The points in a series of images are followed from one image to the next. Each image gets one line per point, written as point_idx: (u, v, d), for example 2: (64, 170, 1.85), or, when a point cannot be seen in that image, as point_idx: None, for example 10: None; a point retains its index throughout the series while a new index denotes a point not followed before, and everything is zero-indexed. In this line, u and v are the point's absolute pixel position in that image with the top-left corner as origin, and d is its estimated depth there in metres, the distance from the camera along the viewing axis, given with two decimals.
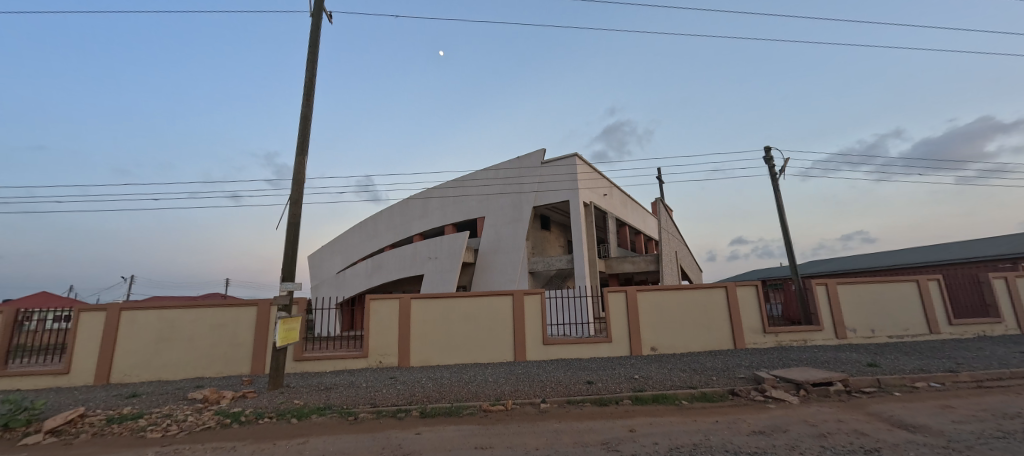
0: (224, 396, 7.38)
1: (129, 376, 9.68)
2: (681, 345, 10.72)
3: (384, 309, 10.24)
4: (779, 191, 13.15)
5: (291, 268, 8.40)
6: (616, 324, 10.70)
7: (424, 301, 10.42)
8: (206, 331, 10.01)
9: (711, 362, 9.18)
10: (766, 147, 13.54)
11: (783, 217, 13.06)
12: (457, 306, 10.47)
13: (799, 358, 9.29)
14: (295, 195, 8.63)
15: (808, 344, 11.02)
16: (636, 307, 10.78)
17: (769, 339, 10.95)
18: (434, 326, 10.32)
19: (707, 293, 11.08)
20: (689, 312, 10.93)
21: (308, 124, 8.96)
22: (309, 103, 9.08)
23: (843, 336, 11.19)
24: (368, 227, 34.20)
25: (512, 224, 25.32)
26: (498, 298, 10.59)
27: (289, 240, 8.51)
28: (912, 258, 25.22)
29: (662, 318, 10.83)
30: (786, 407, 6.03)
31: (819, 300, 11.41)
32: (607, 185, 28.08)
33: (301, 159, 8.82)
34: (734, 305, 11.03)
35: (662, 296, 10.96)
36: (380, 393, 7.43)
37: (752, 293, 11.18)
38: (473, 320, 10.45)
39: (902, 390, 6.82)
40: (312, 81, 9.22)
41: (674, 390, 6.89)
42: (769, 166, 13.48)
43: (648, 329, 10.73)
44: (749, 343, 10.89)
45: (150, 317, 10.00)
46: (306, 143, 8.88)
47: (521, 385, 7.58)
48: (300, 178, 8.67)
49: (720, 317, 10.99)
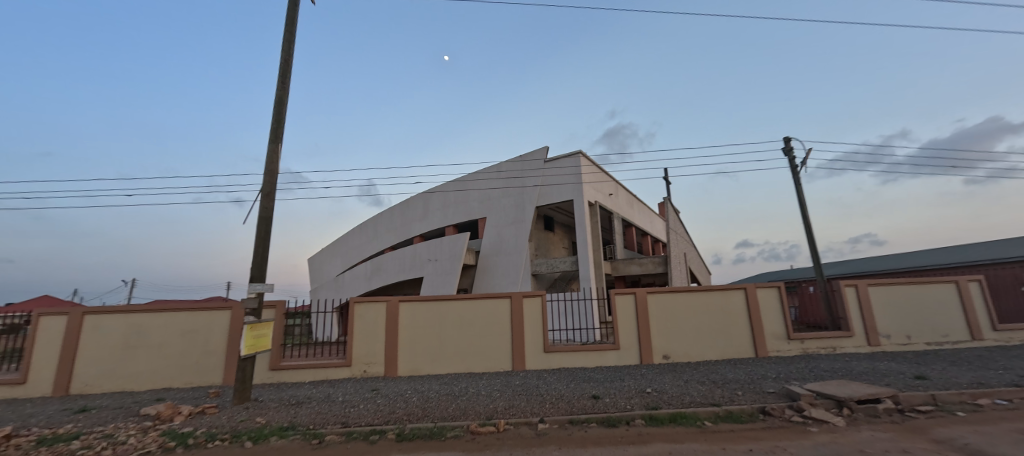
0: (179, 412, 6.51)
1: (91, 386, 8.83)
2: (696, 352, 9.72)
3: (369, 313, 9.36)
4: (801, 186, 12.15)
5: (262, 267, 7.53)
6: (624, 330, 9.72)
7: (413, 304, 9.53)
8: (175, 337, 9.13)
9: (733, 373, 8.16)
10: (786, 138, 12.52)
11: (806, 212, 12.05)
12: (449, 310, 9.56)
13: (832, 369, 8.25)
14: (266, 187, 7.77)
15: (837, 352, 9.99)
16: (646, 310, 9.80)
17: (794, 347, 9.93)
18: (424, 332, 9.40)
19: (724, 296, 10.09)
20: (705, 316, 9.94)
21: (283, 109, 8.12)
22: (284, 86, 8.24)
23: (876, 343, 10.16)
24: (368, 230, 33.43)
25: (515, 224, 24.39)
26: (494, 301, 9.66)
27: (259, 237, 7.62)
28: (935, 258, 23.96)
29: (674, 323, 9.85)
30: (832, 431, 5.05)
31: (848, 303, 10.39)
32: (613, 184, 27.13)
33: (274, 147, 7.98)
34: (754, 309, 10.01)
35: (675, 298, 9.99)
36: (356, 410, 6.51)
37: (775, 296, 10.18)
38: (467, 325, 9.52)
39: (964, 409, 5.82)
40: (288, 62, 8.39)
41: (695, 408, 5.92)
42: (789, 158, 12.48)
43: (660, 335, 9.75)
44: (772, 351, 9.86)
45: (116, 321, 9.16)
46: (279, 130, 8.04)
47: (517, 401, 6.63)
48: (272, 168, 7.82)
49: (740, 322, 9.98)
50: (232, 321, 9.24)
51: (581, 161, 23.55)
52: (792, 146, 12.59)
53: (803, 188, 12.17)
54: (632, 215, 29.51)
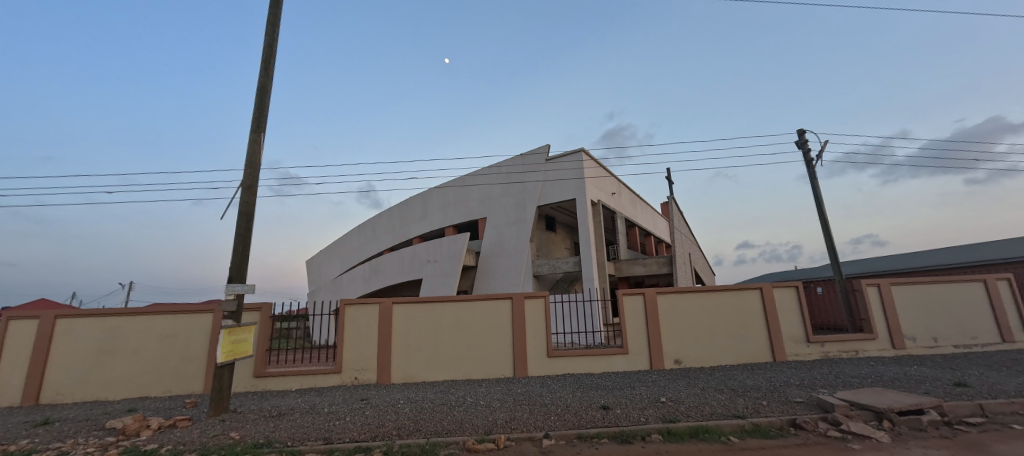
0: (147, 426, 5.93)
1: (62, 395, 8.24)
2: (710, 356, 9.11)
3: (361, 316, 8.77)
4: (816, 180, 11.56)
5: (242, 267, 6.94)
6: (633, 333, 9.11)
7: (407, 306, 8.94)
8: (154, 342, 8.54)
9: (752, 379, 7.55)
10: (800, 130, 11.92)
11: (822, 208, 11.44)
12: (446, 312, 8.97)
13: (860, 375, 7.63)
14: (247, 180, 7.19)
15: (860, 356, 9.38)
16: (656, 312, 9.20)
17: (814, 350, 9.31)
18: (419, 336, 8.81)
19: (739, 296, 9.48)
20: (718, 318, 9.33)
21: (265, 97, 7.56)
22: (266, 72, 7.67)
23: (901, 346, 9.55)
24: (367, 231, 32.91)
25: (516, 224, 23.79)
26: (494, 303, 9.07)
27: (239, 234, 7.03)
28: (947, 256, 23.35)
29: (686, 325, 9.24)
30: (877, 449, 4.45)
31: (871, 303, 9.77)
32: (616, 184, 26.56)
33: (256, 137, 7.40)
34: (772, 311, 9.40)
35: (687, 299, 9.39)
36: (342, 423, 5.90)
37: (792, 295, 9.57)
38: (465, 328, 8.92)
39: (1019, 421, 5.22)
40: (272, 46, 7.83)
41: (717, 421, 5.31)
42: (803, 151, 11.88)
43: (671, 338, 9.14)
44: (791, 355, 9.25)
45: (91, 325, 8.58)
46: (262, 119, 7.47)
47: (519, 412, 6.02)
48: (254, 160, 7.25)
49: (756, 325, 9.37)
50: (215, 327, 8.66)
51: (583, 159, 22.97)
52: (806, 138, 11.99)
53: (819, 182, 11.58)
54: (635, 215, 28.91)
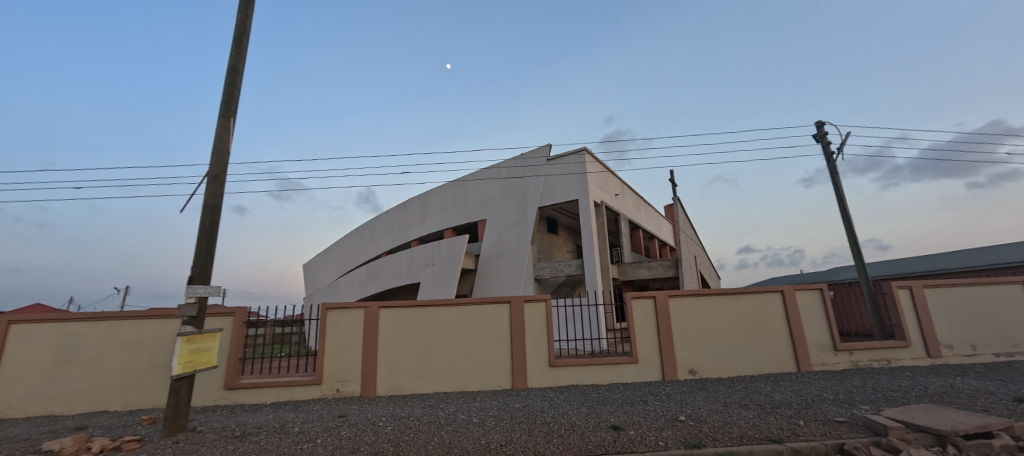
0: (88, 449, 5.14)
1: (13, 409, 7.46)
2: (727, 366, 8.29)
3: (344, 321, 7.99)
4: (837, 175, 10.78)
5: (206, 266, 6.18)
6: (643, 340, 8.30)
7: (396, 310, 8.15)
8: (116, 350, 7.78)
9: (780, 394, 6.71)
10: (818, 122, 11.16)
11: (844, 205, 10.63)
12: (438, 317, 8.18)
13: (900, 388, 6.81)
14: (213, 169, 6.44)
15: (892, 365, 8.56)
16: (668, 317, 8.39)
17: (842, 359, 8.49)
18: (408, 343, 8.01)
19: (758, 300, 8.68)
20: (736, 324, 8.52)
21: (237, 79, 6.85)
22: (238, 52, 6.95)
23: (936, 354, 8.72)
24: (364, 234, 32.23)
25: (516, 226, 23.03)
26: (491, 307, 8.28)
27: (203, 230, 6.27)
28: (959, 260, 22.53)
29: (701, 331, 8.43)
30: None
31: (903, 308, 8.95)
32: (619, 184, 25.82)
33: (225, 122, 6.66)
34: (795, 316, 8.59)
35: (702, 303, 8.58)
36: (311, 445, 5.10)
37: (817, 299, 8.77)
38: (459, 335, 8.12)
39: None
40: (245, 23, 7.11)
41: (750, 446, 4.50)
42: (823, 145, 11.10)
43: (685, 346, 8.33)
44: (816, 365, 8.42)
45: (47, 331, 7.80)
46: (232, 102, 6.73)
47: (517, 433, 5.20)
48: (222, 147, 6.50)
49: (778, 331, 8.56)
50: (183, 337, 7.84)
51: (585, 159, 22.23)
52: (824, 131, 11.22)
53: (840, 178, 10.80)
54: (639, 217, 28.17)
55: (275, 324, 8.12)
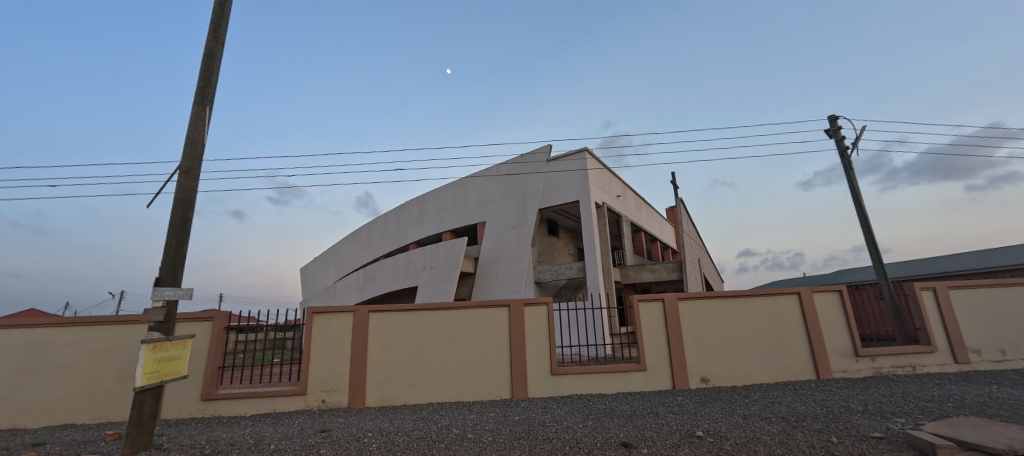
0: None
1: None
2: (742, 374, 7.75)
3: (331, 326, 7.45)
4: (852, 172, 10.28)
5: (176, 267, 5.67)
6: (651, 346, 7.76)
7: (387, 314, 7.62)
8: (86, 358, 7.24)
9: (803, 405, 6.15)
10: (831, 116, 10.68)
11: (860, 203, 10.10)
12: (433, 322, 7.65)
13: (933, 398, 6.25)
14: (185, 161, 5.94)
15: (917, 372, 8.02)
16: (678, 321, 7.86)
17: (864, 366, 7.95)
18: (400, 350, 7.47)
19: (773, 302, 8.14)
20: (750, 328, 7.98)
21: (213, 64, 6.35)
22: (216, 36, 6.47)
23: (964, 360, 8.18)
24: (362, 237, 31.71)
25: (516, 228, 22.51)
26: (488, 311, 7.76)
27: (174, 227, 5.75)
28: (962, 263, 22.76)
29: (713, 336, 7.88)
30: None
31: (927, 310, 8.42)
32: (620, 185, 25.34)
33: (200, 110, 6.16)
34: (813, 320, 8.05)
35: (713, 306, 8.05)
36: None
37: (835, 301, 8.24)
38: (454, 341, 7.58)
39: None
40: (223, 6, 6.62)
41: None
42: (837, 140, 10.60)
43: (696, 352, 7.79)
44: (837, 372, 7.88)
45: (11, 338, 7.25)
46: (208, 89, 6.23)
47: (516, 452, 4.65)
48: (195, 137, 6.00)
49: (795, 336, 8.01)
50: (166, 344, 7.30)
51: (586, 159, 21.74)
52: (838, 125, 10.72)
53: (855, 174, 10.31)
54: (641, 219, 27.68)
55: (274, 329, 7.55)
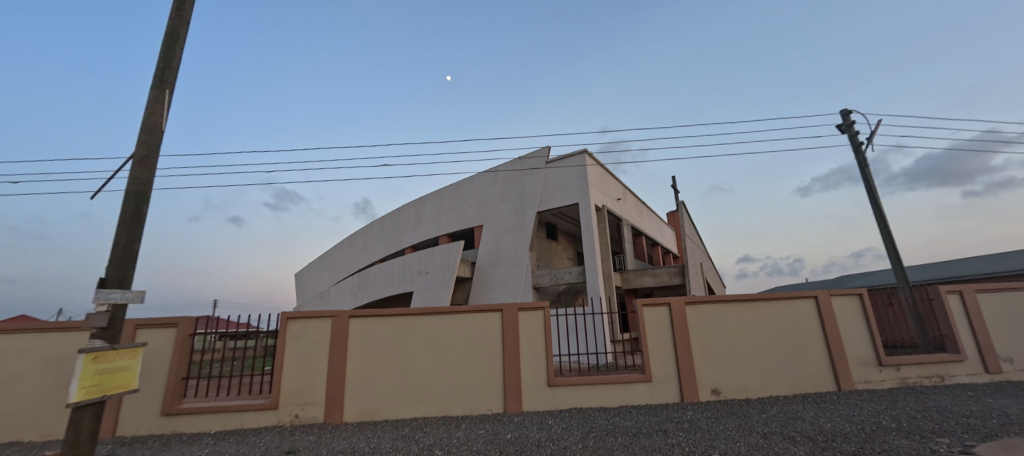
0: None
1: None
2: (756, 385, 7.11)
3: (307, 333, 6.81)
4: (867, 169, 9.70)
5: (125, 267, 5.04)
6: (657, 355, 7.11)
7: (369, 320, 6.98)
8: (37, 368, 6.59)
9: (828, 422, 5.50)
10: (843, 110, 10.13)
11: (877, 201, 9.52)
12: (419, 328, 7.01)
13: (973, 413, 5.61)
14: (139, 149, 5.32)
15: (946, 383, 7.38)
16: (686, 327, 7.23)
17: (888, 376, 7.32)
18: (382, 360, 6.82)
19: (789, 307, 7.52)
20: (764, 335, 7.35)
21: (175, 44, 5.75)
22: (179, 14, 5.87)
23: (996, 370, 7.54)
24: (358, 241, 31.11)
25: (514, 231, 21.90)
26: (479, 317, 7.12)
27: (125, 222, 5.12)
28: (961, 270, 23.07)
29: (724, 344, 7.24)
30: None
31: (955, 315, 7.80)
32: (621, 188, 24.80)
33: (158, 94, 5.55)
34: (832, 326, 7.43)
35: (724, 311, 7.42)
36: None
37: (855, 306, 7.62)
38: (442, 349, 6.94)
39: None
40: None
41: None
42: (850, 135, 10.04)
43: (706, 361, 7.15)
44: (859, 383, 7.25)
45: None
46: (168, 71, 5.63)
47: None
48: (151, 123, 5.38)
49: (813, 343, 7.38)
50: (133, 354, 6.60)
51: (586, 160, 21.20)
52: (851, 120, 10.16)
53: (871, 171, 9.72)
54: (642, 223, 27.10)
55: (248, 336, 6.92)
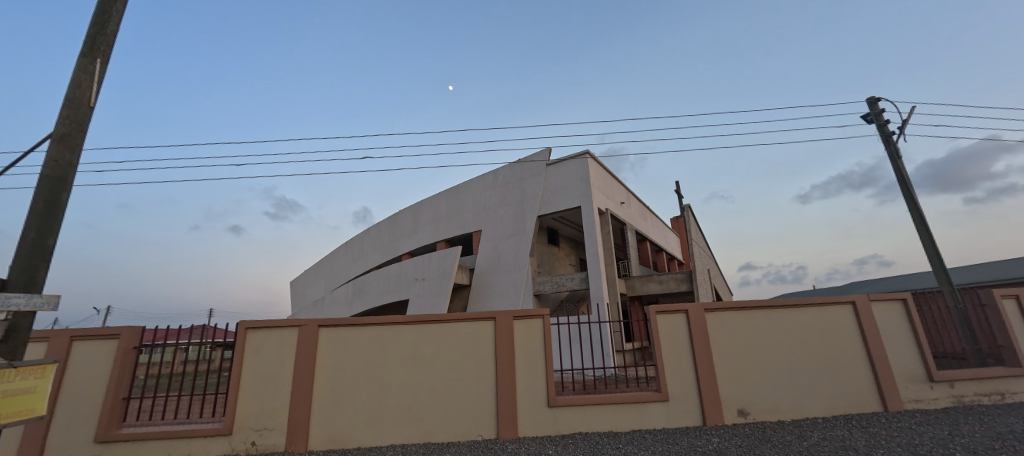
0: None
1: None
2: (788, 405, 6.14)
3: (269, 346, 5.88)
4: (900, 161, 8.80)
5: (21, 278, 3.31)
6: (674, 371, 6.16)
7: (340, 330, 6.05)
8: None
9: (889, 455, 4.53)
10: (870, 98, 9.28)
11: (913, 197, 8.59)
12: (400, 339, 6.09)
13: None
14: (58, 127, 3.79)
15: (1008, 402, 6.41)
16: (706, 338, 6.28)
17: (940, 394, 6.36)
18: (355, 377, 5.89)
19: (824, 314, 6.57)
20: (797, 347, 6.39)
21: (114, 4, 4.37)
22: None
23: None
24: (353, 248, 30.24)
25: (514, 236, 20.96)
26: (469, 326, 6.20)
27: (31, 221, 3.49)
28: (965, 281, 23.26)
29: (750, 358, 6.29)
30: None
31: (1012, 321, 6.89)
32: (624, 192, 23.97)
33: (86, 62, 4.09)
34: (873, 335, 6.49)
35: (750, 319, 6.47)
36: None
37: (899, 313, 6.69)
38: (425, 364, 6.01)
39: None
40: None
41: None
42: (879, 125, 9.16)
43: (730, 377, 6.19)
44: (908, 402, 6.29)
45: None
46: (102, 34, 4.20)
47: None
48: (75, 94, 3.87)
49: (853, 356, 6.42)
50: (63, 370, 5.69)
51: (588, 162, 20.36)
52: (880, 109, 9.31)
53: (904, 164, 8.82)
54: (646, 228, 26.21)
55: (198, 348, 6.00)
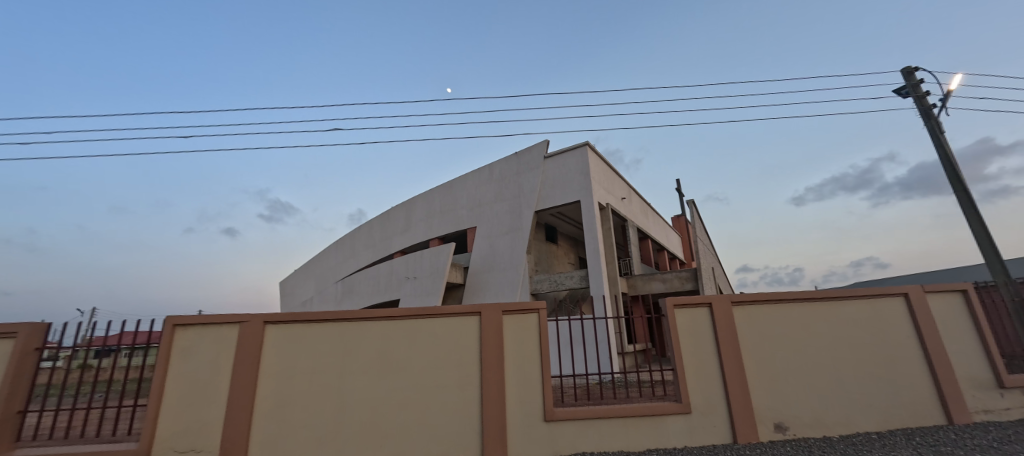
0: None
1: None
2: (834, 417, 5.08)
3: (203, 347, 4.79)
4: (943, 138, 7.76)
5: None
6: (697, 377, 5.10)
7: (292, 328, 4.97)
8: None
9: None
10: (907, 68, 8.26)
11: (960, 178, 7.54)
12: (365, 339, 5.02)
13: None
14: None
15: None
16: (734, 337, 5.22)
17: (1014, 404, 5.32)
18: (308, 385, 4.82)
19: (872, 308, 5.53)
20: (842, 347, 5.35)
21: None
22: None
23: None
24: (345, 246, 29.14)
25: (510, 233, 19.90)
26: (449, 324, 5.12)
27: None
28: None
29: (787, 360, 5.24)
30: None
31: None
32: (625, 187, 22.93)
33: None
34: (932, 333, 5.45)
35: (785, 313, 5.42)
36: None
37: (958, 308, 5.65)
38: (395, 368, 4.94)
39: None
40: None
41: None
42: (917, 98, 8.13)
43: (764, 384, 5.14)
44: (976, 413, 5.24)
45: None
46: None
47: None
48: None
49: (909, 358, 5.38)
50: None
51: (588, 155, 19.30)
52: (917, 80, 8.27)
53: (947, 141, 7.78)
54: (648, 226, 25.15)
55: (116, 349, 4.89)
